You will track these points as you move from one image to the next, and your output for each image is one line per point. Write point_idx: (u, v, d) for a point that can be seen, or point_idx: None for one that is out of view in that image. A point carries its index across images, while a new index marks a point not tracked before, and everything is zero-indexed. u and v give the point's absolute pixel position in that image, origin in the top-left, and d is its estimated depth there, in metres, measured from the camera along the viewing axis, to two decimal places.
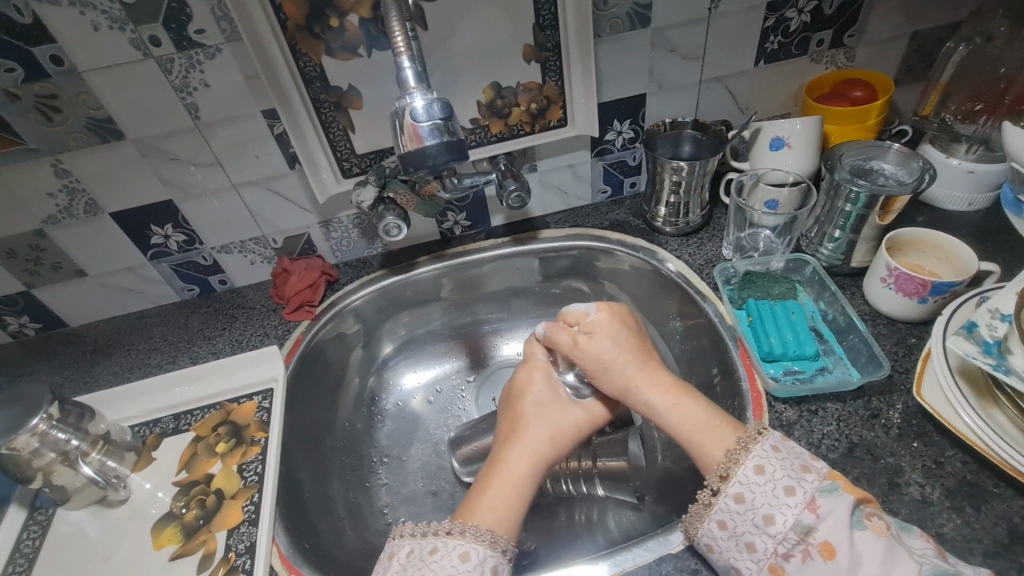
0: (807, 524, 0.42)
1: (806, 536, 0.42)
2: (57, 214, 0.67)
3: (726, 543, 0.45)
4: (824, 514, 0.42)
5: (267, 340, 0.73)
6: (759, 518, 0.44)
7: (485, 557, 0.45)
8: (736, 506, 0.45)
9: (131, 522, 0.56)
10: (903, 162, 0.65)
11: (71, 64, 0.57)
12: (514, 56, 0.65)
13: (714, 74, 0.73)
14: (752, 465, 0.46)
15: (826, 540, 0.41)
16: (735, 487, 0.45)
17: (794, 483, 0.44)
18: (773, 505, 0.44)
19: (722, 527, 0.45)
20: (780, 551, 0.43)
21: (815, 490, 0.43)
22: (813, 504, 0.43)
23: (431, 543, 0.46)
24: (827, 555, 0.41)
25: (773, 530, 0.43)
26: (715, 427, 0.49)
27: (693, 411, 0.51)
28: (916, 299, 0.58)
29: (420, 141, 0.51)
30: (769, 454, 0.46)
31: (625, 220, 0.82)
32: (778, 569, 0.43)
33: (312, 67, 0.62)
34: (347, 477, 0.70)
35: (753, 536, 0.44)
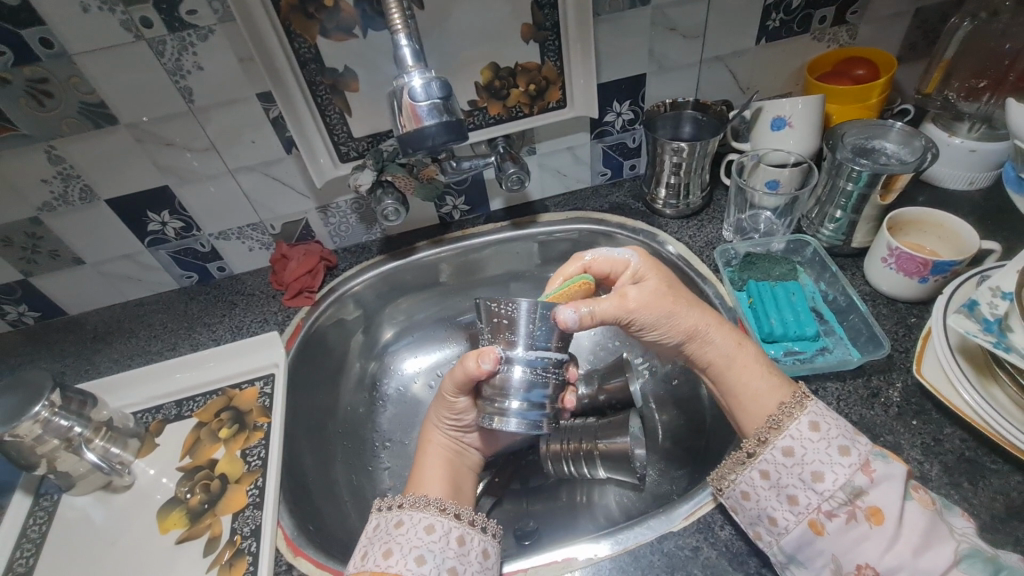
0: (859, 486, 0.43)
1: (855, 497, 0.42)
2: (52, 201, 0.67)
3: (766, 493, 0.45)
4: (878, 478, 0.42)
5: (267, 326, 0.73)
6: (807, 474, 0.44)
7: (449, 528, 0.47)
8: (785, 459, 0.45)
9: (136, 507, 0.57)
10: (906, 141, 0.64)
11: (61, 47, 0.56)
12: (513, 35, 0.64)
13: (715, 52, 0.72)
14: (808, 421, 0.46)
15: (874, 504, 0.42)
16: (786, 440, 0.45)
17: (849, 444, 0.44)
18: (824, 463, 0.44)
19: (766, 476, 0.45)
20: (825, 508, 0.43)
21: (870, 453, 0.44)
22: (868, 467, 0.43)
23: (396, 517, 0.47)
24: (873, 518, 0.41)
25: (821, 487, 0.43)
26: (767, 381, 0.49)
27: (749, 366, 0.51)
28: (916, 278, 0.58)
29: (419, 121, 0.50)
30: (822, 413, 0.46)
31: (625, 202, 0.81)
32: (819, 525, 0.43)
33: (307, 48, 0.61)
34: (350, 461, 0.70)
35: (797, 490, 0.44)
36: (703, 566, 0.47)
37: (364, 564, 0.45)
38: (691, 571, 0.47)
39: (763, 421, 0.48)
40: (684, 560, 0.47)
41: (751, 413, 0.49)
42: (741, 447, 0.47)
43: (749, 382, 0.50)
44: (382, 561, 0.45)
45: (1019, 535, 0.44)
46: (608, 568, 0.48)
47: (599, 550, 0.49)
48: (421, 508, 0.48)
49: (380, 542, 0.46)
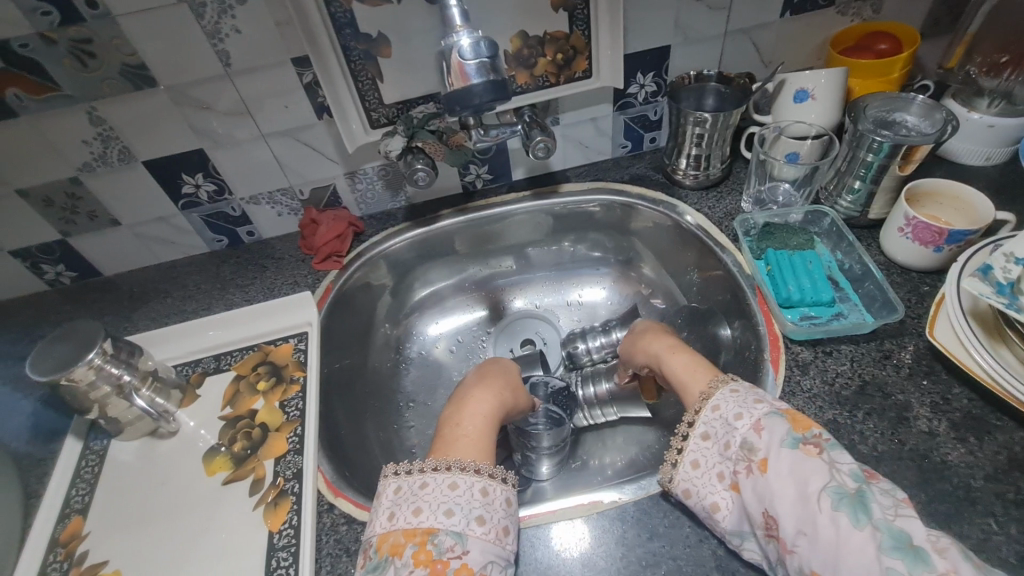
0: (751, 443, 0.45)
1: (750, 454, 0.44)
2: (91, 161, 0.69)
3: (699, 479, 0.47)
4: (765, 433, 0.44)
5: (298, 288, 0.75)
6: (722, 445, 0.47)
7: (472, 482, 0.48)
8: (705, 443, 0.48)
9: (180, 452, 0.60)
10: (926, 114, 0.65)
11: (105, 8, 0.57)
12: (542, 4, 0.65)
13: (740, 25, 0.73)
14: (711, 404, 0.49)
15: (763, 456, 0.43)
16: (701, 426, 0.49)
17: (743, 411, 0.47)
18: (728, 433, 0.47)
19: (695, 465, 0.48)
20: (734, 470, 0.45)
21: (762, 414, 0.46)
22: (758, 425, 0.45)
23: (421, 480, 0.48)
24: (762, 468, 0.43)
25: (731, 454, 0.46)
26: (695, 372, 0.54)
27: (683, 365, 0.56)
28: (931, 247, 0.60)
29: (466, 79, 0.51)
30: (726, 396, 0.49)
31: (645, 174, 0.83)
32: (738, 486, 0.45)
33: (342, 13, 0.62)
34: (378, 418, 0.73)
35: (720, 465, 0.46)
36: None
37: (392, 524, 0.47)
38: None
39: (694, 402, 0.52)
40: None
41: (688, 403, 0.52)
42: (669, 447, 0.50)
43: (683, 374, 0.55)
44: (412, 519, 0.46)
45: (1020, 485, 0.47)
46: (633, 511, 0.51)
47: (623, 495, 0.52)
48: (445, 469, 0.49)
49: (408, 503, 0.48)
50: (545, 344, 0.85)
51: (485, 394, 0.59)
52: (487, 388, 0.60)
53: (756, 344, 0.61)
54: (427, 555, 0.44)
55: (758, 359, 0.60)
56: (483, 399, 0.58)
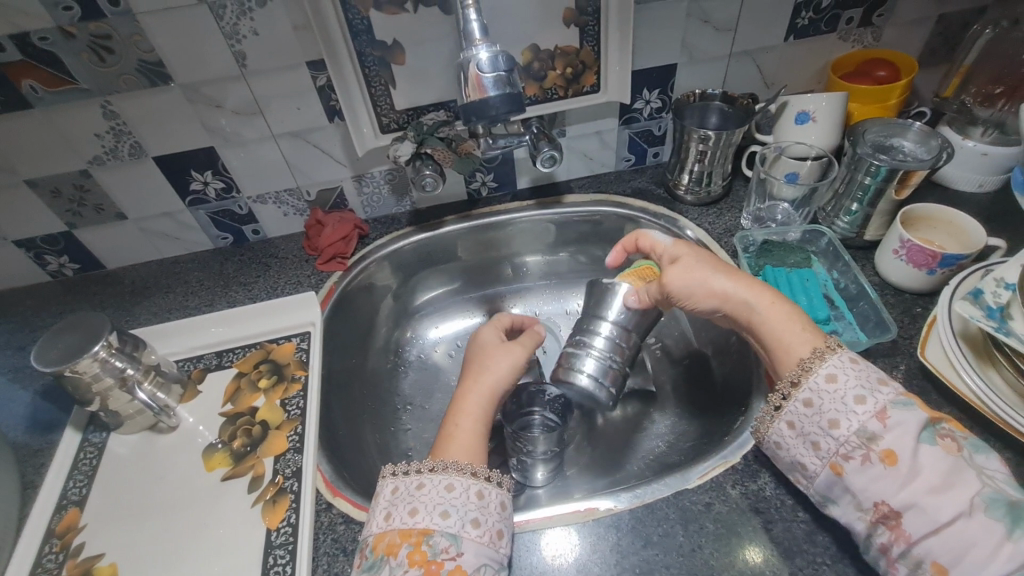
0: (872, 431, 0.44)
1: (869, 442, 0.44)
2: (102, 154, 0.69)
3: (793, 441, 0.48)
4: (892, 424, 0.44)
5: (301, 287, 0.76)
6: (825, 421, 0.47)
7: (468, 485, 0.49)
8: (805, 409, 0.48)
9: (179, 447, 0.60)
10: (922, 140, 0.67)
11: (126, 5, 0.58)
12: (555, 19, 0.67)
13: (744, 47, 0.75)
14: (822, 373, 0.48)
15: (888, 448, 0.43)
16: (804, 393, 0.48)
17: (865, 394, 0.46)
18: (841, 411, 0.46)
19: (791, 427, 0.49)
20: (842, 451, 0.45)
21: (888, 401, 0.45)
22: (883, 414, 0.44)
23: (418, 480, 0.49)
24: (887, 460, 0.43)
25: (837, 433, 0.46)
26: (802, 332, 0.52)
27: (784, 318, 0.53)
28: (924, 270, 0.62)
29: (482, 91, 0.52)
30: (844, 367, 0.48)
31: (647, 188, 0.84)
32: (839, 467, 0.45)
33: (360, 20, 0.63)
34: (376, 419, 0.74)
35: (818, 437, 0.47)
36: (714, 520, 0.51)
37: (388, 524, 0.47)
38: (704, 523, 0.51)
39: (793, 365, 0.50)
40: (697, 515, 0.51)
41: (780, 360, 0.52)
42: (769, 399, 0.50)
43: (781, 327, 0.53)
44: (408, 519, 0.47)
45: None
46: (628, 519, 0.52)
47: (618, 503, 0.53)
48: (443, 470, 0.50)
49: (404, 503, 0.48)
50: (544, 353, 0.85)
51: (486, 387, 0.60)
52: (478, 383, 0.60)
53: None
54: (422, 555, 0.45)
55: None
56: (475, 402, 0.58)
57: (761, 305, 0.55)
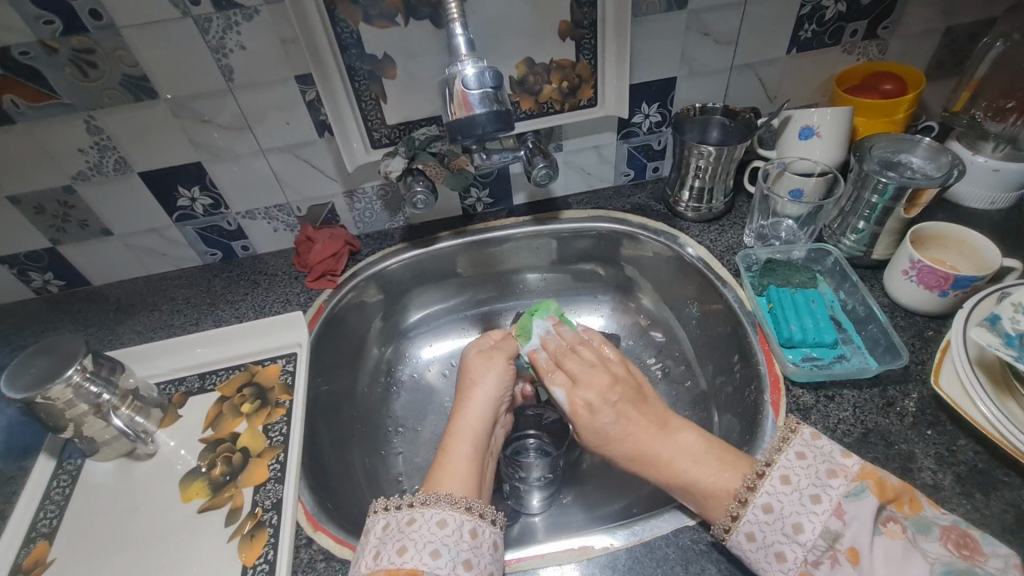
0: (834, 531, 0.43)
1: (834, 543, 0.43)
2: (86, 170, 0.68)
3: (755, 554, 0.45)
4: (850, 520, 0.43)
5: (290, 306, 0.74)
6: (788, 527, 0.44)
7: (462, 522, 0.47)
8: (765, 517, 0.45)
9: (157, 476, 0.58)
10: (932, 156, 0.65)
11: (109, 19, 0.56)
12: (550, 33, 0.65)
13: (746, 60, 0.73)
14: (778, 474, 0.47)
15: (851, 546, 0.42)
16: (762, 497, 0.46)
17: (819, 491, 0.45)
18: (801, 514, 0.44)
19: (751, 539, 0.45)
20: (810, 558, 0.43)
21: (840, 496, 0.44)
22: (839, 510, 0.44)
23: (409, 515, 0.47)
24: (853, 560, 0.42)
25: (802, 538, 0.44)
26: (727, 468, 0.49)
27: (706, 450, 0.52)
28: (937, 292, 0.59)
29: (469, 108, 0.51)
30: (793, 463, 0.47)
31: (647, 204, 0.82)
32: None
33: (349, 34, 0.61)
34: (365, 443, 0.71)
35: (782, 546, 0.44)
36: (716, 560, 0.48)
37: (376, 563, 0.44)
38: (705, 565, 0.48)
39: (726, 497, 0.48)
40: (697, 554, 0.48)
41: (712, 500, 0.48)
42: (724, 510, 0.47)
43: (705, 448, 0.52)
44: (396, 558, 0.44)
45: None
46: (624, 558, 0.49)
47: (614, 541, 0.50)
48: (434, 504, 0.48)
49: (393, 540, 0.46)
50: None
51: (483, 395, 0.61)
52: (493, 376, 0.63)
53: (756, 385, 0.60)
54: None
55: (757, 401, 0.58)
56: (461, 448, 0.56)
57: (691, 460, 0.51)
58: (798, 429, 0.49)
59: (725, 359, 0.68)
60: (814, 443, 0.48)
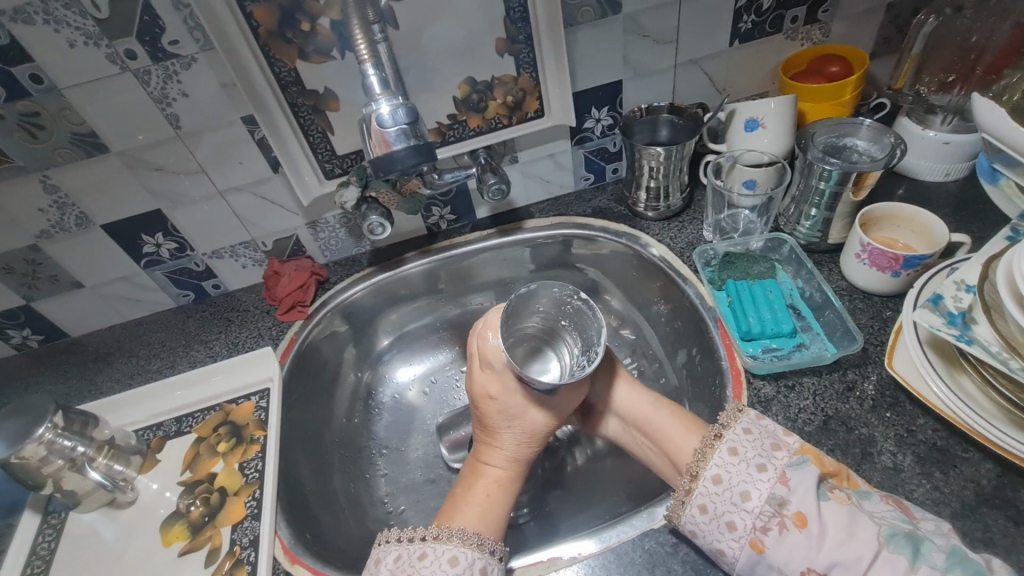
0: (780, 497, 0.44)
1: (781, 509, 0.43)
2: (49, 228, 0.69)
3: (708, 526, 0.46)
4: (794, 486, 0.44)
5: (263, 341, 0.75)
6: (736, 496, 0.45)
7: (440, 551, 0.47)
8: (715, 488, 0.47)
9: (139, 522, 0.59)
10: (876, 138, 0.66)
11: (50, 81, 0.58)
12: (487, 50, 0.66)
13: (689, 56, 0.74)
14: (725, 447, 0.48)
15: (798, 511, 0.43)
16: (712, 470, 0.47)
17: (765, 460, 0.46)
18: (748, 482, 0.45)
19: (703, 510, 0.46)
20: (759, 524, 0.44)
21: (785, 465, 0.45)
22: (784, 477, 0.45)
23: (420, 549, 0.48)
24: (800, 524, 0.42)
25: (750, 505, 0.44)
26: (684, 426, 0.54)
27: (666, 415, 0.55)
28: (889, 273, 0.59)
29: (388, 146, 0.53)
30: (740, 437, 0.48)
31: (608, 206, 0.82)
32: (759, 544, 0.43)
33: (287, 72, 0.63)
34: (347, 469, 0.72)
35: (732, 515, 0.45)
36: (683, 561, 0.49)
37: None
38: (671, 566, 0.49)
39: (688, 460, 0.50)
40: (664, 556, 0.50)
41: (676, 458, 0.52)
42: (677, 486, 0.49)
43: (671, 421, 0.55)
44: None
45: (987, 522, 0.46)
46: (592, 565, 0.50)
47: (584, 549, 0.51)
48: (446, 540, 0.48)
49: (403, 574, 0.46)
50: None
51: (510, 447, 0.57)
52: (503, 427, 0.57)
53: (720, 381, 0.60)
54: None
55: (720, 398, 0.58)
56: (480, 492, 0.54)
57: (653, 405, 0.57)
58: (745, 411, 0.51)
59: (692, 355, 0.68)
60: (760, 421, 0.50)
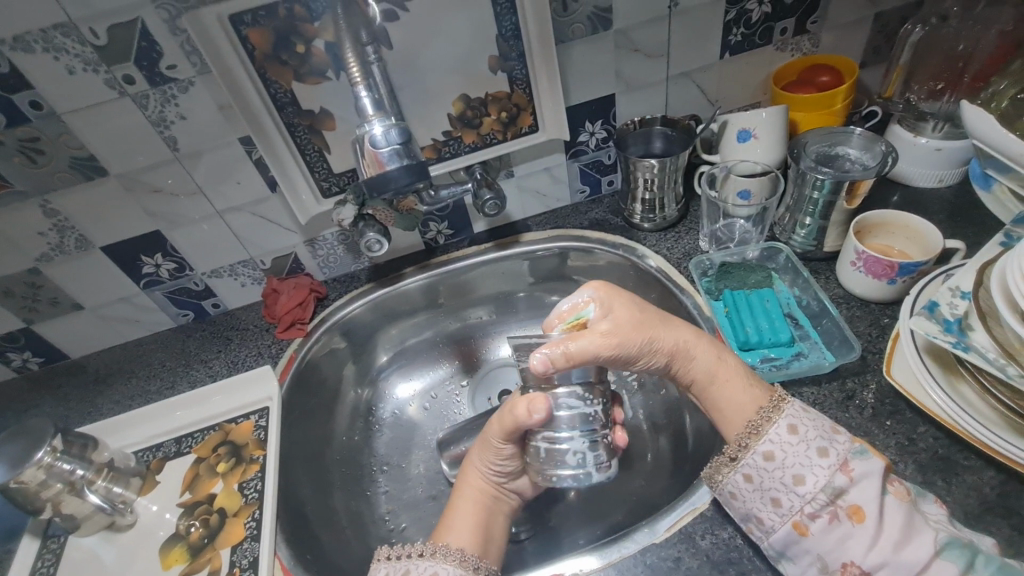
0: (839, 486, 0.44)
1: (836, 498, 0.44)
2: (49, 251, 0.69)
3: (751, 494, 0.47)
4: (857, 477, 0.44)
5: (262, 360, 0.75)
6: (789, 477, 0.45)
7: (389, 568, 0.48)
8: (766, 464, 0.46)
9: (139, 545, 0.59)
10: (867, 146, 0.67)
11: (50, 107, 0.58)
12: (480, 67, 0.67)
13: (681, 69, 0.74)
14: (786, 424, 0.47)
15: (855, 503, 0.43)
16: (766, 445, 0.47)
17: (827, 445, 0.45)
18: (805, 466, 0.45)
19: (750, 479, 0.47)
20: (808, 509, 0.44)
21: (848, 452, 0.45)
22: (846, 466, 0.44)
23: (405, 566, 0.48)
24: (855, 517, 0.43)
25: (802, 490, 0.45)
26: (747, 388, 0.51)
27: (731, 379, 0.52)
28: (885, 280, 0.59)
29: (381, 165, 0.54)
30: (797, 413, 0.48)
31: (604, 218, 0.83)
32: (803, 526, 0.44)
33: (283, 93, 0.63)
34: (348, 487, 0.72)
35: (780, 493, 0.45)
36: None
37: None
38: None
39: (741, 425, 0.49)
40: (666, 571, 0.49)
41: (729, 422, 0.50)
42: (725, 451, 0.48)
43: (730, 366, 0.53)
44: None
45: (992, 531, 0.46)
46: None
47: (586, 565, 0.51)
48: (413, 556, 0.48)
49: None
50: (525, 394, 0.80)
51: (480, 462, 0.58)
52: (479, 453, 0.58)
53: None
54: None
55: None
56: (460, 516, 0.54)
57: (713, 366, 0.53)
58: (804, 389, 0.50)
59: None
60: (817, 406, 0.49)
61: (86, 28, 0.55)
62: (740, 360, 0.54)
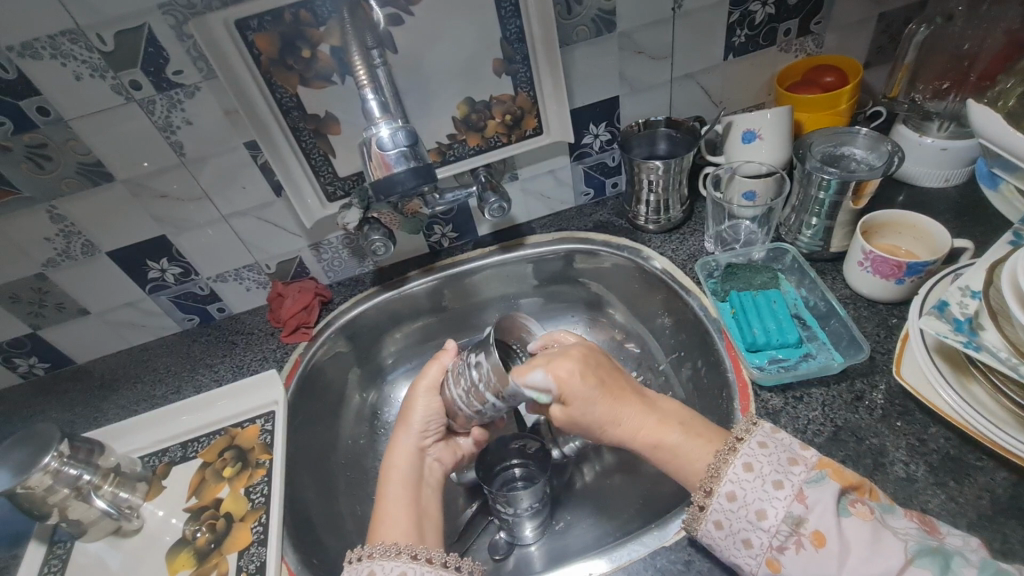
0: (797, 515, 0.43)
1: (798, 527, 0.43)
2: (55, 257, 0.70)
3: (725, 541, 0.46)
4: (812, 504, 0.43)
5: (267, 364, 0.75)
6: (752, 514, 0.45)
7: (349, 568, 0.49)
8: (729, 505, 0.46)
9: (145, 550, 0.59)
10: (873, 146, 0.67)
11: (57, 114, 0.59)
12: (485, 71, 0.67)
13: (685, 71, 0.75)
14: (741, 462, 0.46)
15: (816, 529, 0.42)
16: (726, 486, 0.46)
17: (781, 477, 0.45)
18: (764, 500, 0.45)
19: (719, 526, 0.46)
20: (775, 543, 0.43)
21: (803, 481, 0.44)
22: (801, 495, 0.44)
23: (368, 568, 0.49)
24: (817, 543, 0.42)
25: (766, 524, 0.44)
26: (699, 439, 0.50)
27: (682, 434, 0.51)
28: (893, 280, 0.59)
29: (388, 168, 0.54)
30: (755, 450, 0.47)
31: (609, 220, 0.83)
32: (775, 562, 0.43)
33: (288, 98, 0.64)
34: (354, 492, 0.72)
35: (748, 533, 0.45)
36: None
37: None
38: None
39: (702, 471, 0.49)
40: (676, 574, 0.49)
41: (688, 475, 0.50)
42: (692, 500, 0.47)
43: (667, 402, 0.55)
44: None
45: (1006, 532, 0.45)
46: None
47: (596, 569, 0.51)
48: (392, 557, 0.49)
49: None
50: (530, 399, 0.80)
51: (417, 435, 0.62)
52: (419, 412, 0.62)
53: (726, 393, 0.60)
54: None
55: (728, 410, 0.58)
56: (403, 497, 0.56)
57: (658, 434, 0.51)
58: (759, 423, 0.49)
59: (698, 367, 0.67)
60: (775, 435, 0.48)
61: (94, 35, 0.55)
62: (691, 415, 0.53)
